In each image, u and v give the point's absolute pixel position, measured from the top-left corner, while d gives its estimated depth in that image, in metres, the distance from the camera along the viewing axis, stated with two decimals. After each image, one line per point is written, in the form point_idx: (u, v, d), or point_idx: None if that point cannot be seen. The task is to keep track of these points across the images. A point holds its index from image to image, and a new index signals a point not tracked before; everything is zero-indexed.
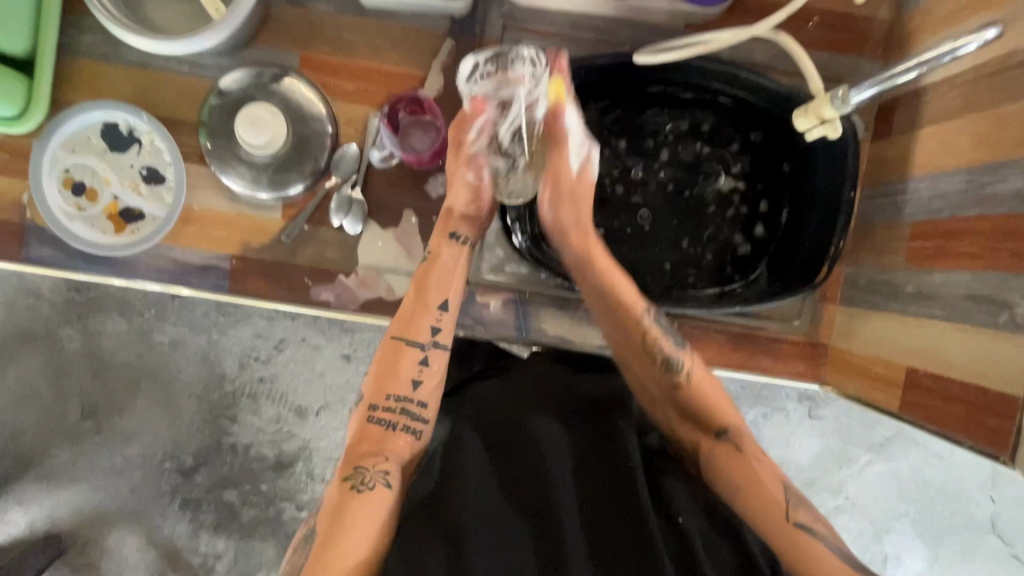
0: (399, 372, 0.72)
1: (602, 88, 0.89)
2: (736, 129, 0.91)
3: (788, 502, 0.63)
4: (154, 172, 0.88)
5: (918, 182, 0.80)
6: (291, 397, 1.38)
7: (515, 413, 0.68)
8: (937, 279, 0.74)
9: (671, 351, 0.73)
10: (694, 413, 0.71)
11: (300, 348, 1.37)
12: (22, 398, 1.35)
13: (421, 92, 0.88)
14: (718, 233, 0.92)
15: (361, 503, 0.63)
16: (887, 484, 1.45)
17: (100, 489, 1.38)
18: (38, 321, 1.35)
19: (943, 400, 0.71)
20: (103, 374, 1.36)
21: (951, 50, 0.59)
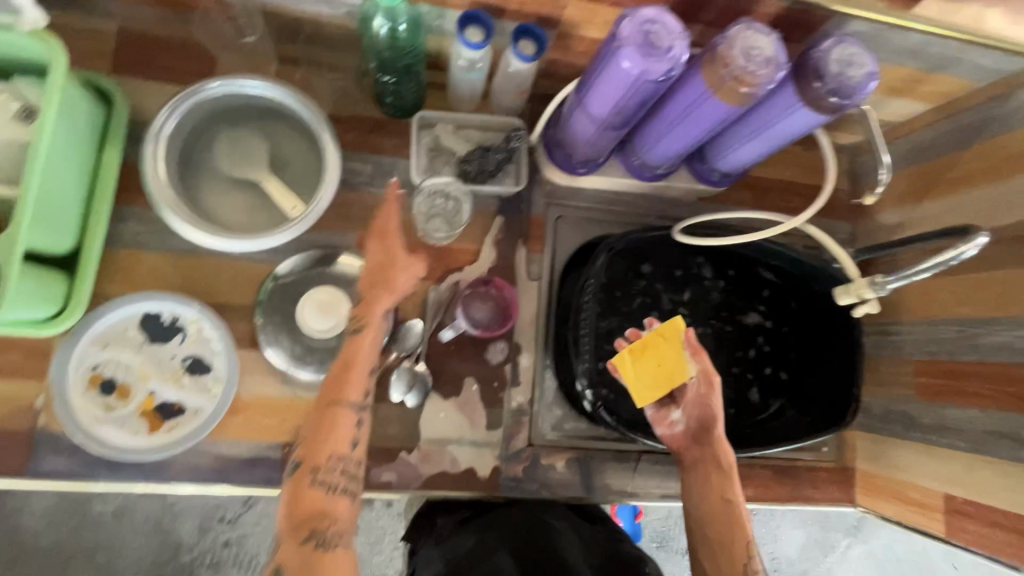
0: (340, 432, 0.70)
1: (637, 248, 0.98)
2: (751, 279, 1.04)
3: None
4: (200, 362, 0.82)
5: (910, 326, 0.95)
6: (261, 561, 1.19)
7: (535, 524, 0.79)
8: (951, 413, 0.87)
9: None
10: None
11: (273, 503, 1.19)
12: None
13: (491, 278, 0.93)
14: (744, 366, 1.02)
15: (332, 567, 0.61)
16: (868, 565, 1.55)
17: None
18: None
19: (986, 525, 0.82)
20: (21, 566, 1.11)
21: (956, 255, 0.73)
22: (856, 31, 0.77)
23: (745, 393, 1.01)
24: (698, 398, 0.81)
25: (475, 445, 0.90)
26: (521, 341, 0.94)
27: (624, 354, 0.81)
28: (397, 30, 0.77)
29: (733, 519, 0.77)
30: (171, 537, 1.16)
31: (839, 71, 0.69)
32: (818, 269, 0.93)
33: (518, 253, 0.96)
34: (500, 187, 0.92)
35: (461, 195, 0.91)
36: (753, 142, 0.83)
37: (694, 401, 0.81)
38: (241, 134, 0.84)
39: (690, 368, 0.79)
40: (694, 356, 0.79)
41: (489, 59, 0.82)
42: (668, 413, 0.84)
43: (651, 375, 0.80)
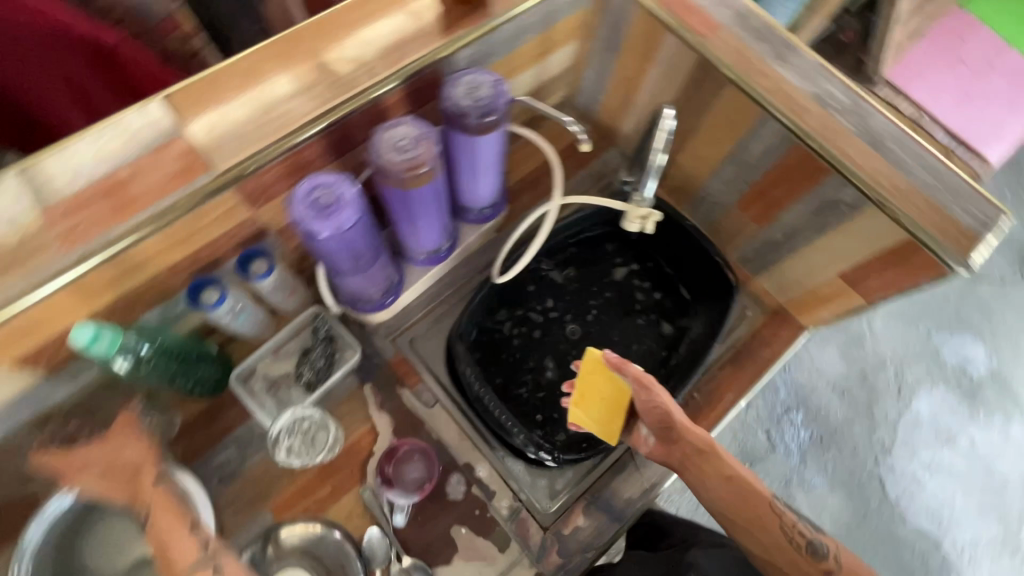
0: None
1: (487, 302, 1.01)
2: (593, 244, 1.11)
3: None
4: None
5: (708, 184, 1.05)
6: None
7: None
8: (784, 220, 0.95)
9: (808, 537, 0.72)
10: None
11: None
12: None
13: (393, 445, 0.94)
14: (637, 309, 1.11)
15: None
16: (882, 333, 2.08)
17: None
18: None
19: (877, 272, 0.87)
20: None
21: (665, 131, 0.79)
22: (467, 57, 0.87)
23: (654, 329, 1.09)
24: (647, 405, 0.76)
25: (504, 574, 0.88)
26: (468, 460, 0.94)
27: (573, 410, 0.81)
28: (140, 353, 0.77)
29: (745, 492, 0.73)
30: None
31: (473, 100, 0.77)
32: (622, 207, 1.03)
33: (403, 397, 0.97)
34: (343, 368, 0.95)
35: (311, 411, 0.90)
36: (476, 174, 0.91)
37: (644, 410, 0.77)
38: (107, 527, 0.83)
39: (626, 384, 0.78)
40: (621, 370, 0.77)
41: (244, 294, 0.86)
42: (639, 432, 0.80)
43: (604, 413, 0.80)
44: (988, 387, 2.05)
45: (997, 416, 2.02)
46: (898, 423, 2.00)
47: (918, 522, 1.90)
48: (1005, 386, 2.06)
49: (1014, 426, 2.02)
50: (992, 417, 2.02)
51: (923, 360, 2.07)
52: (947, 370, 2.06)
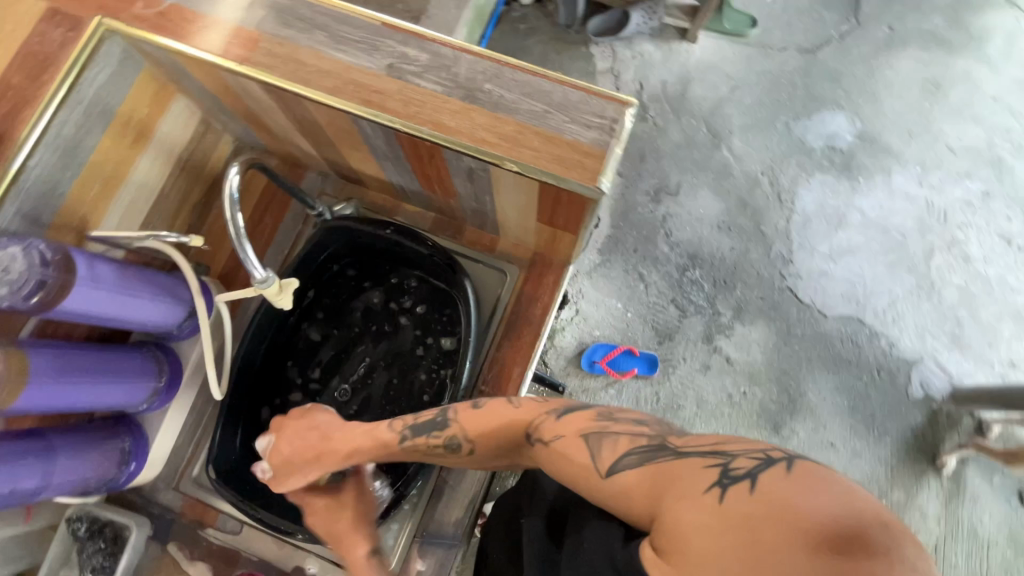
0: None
1: (248, 399, 0.99)
2: (334, 291, 1.06)
3: (593, 457, 0.54)
4: None
5: (394, 179, 0.95)
6: None
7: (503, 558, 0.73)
8: (462, 192, 0.87)
9: (443, 437, 0.71)
10: (495, 437, 0.67)
11: None
12: None
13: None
14: (404, 326, 1.04)
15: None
16: (747, 142, 1.85)
17: None
18: None
19: (557, 211, 0.80)
20: None
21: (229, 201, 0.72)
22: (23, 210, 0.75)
23: (425, 344, 1.03)
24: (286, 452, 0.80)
25: None
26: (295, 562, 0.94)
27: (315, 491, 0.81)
28: None
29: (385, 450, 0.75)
30: None
31: (2, 282, 0.64)
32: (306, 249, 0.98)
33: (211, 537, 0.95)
34: (131, 546, 0.90)
35: None
36: (120, 314, 0.79)
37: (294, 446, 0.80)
38: None
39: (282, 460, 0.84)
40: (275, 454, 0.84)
41: None
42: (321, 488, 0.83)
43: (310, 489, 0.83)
44: (861, 151, 1.84)
45: (875, 175, 1.83)
46: (790, 230, 1.80)
47: (837, 309, 1.74)
48: (876, 142, 1.85)
49: (895, 175, 1.83)
50: (873, 179, 1.83)
51: (792, 157, 1.84)
52: (817, 156, 1.84)
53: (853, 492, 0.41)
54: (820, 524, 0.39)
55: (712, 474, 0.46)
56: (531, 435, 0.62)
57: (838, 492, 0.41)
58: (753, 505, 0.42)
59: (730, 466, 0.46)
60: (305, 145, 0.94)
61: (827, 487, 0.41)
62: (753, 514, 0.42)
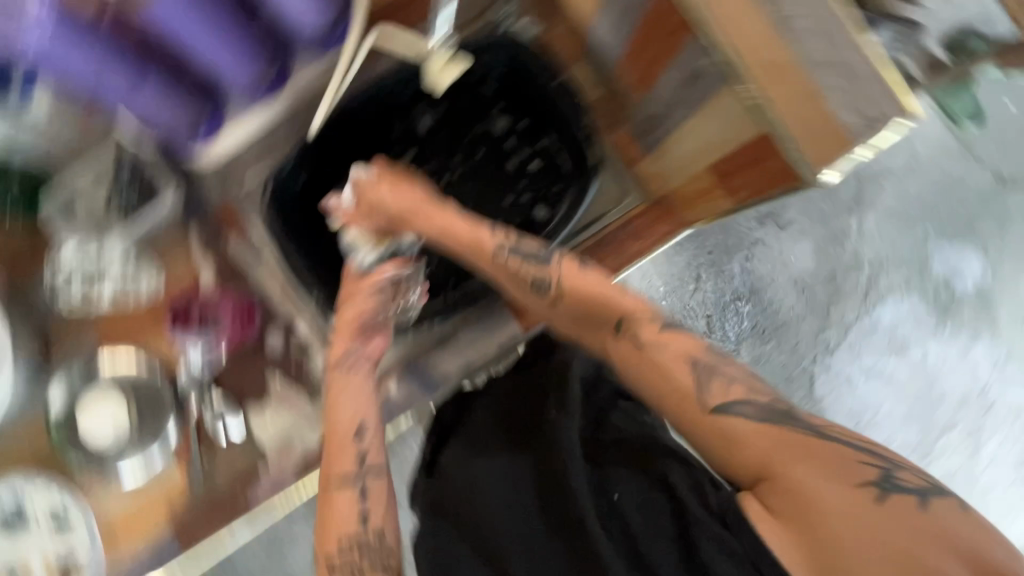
0: (339, 518, 0.64)
1: (334, 141, 0.92)
2: (465, 98, 0.96)
3: (700, 382, 0.57)
4: (59, 522, 0.85)
5: (597, 30, 0.84)
6: None
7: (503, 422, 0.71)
8: (664, 88, 0.77)
9: (535, 273, 0.72)
10: (580, 302, 0.69)
11: None
12: None
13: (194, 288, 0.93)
14: (512, 175, 0.97)
15: (378, 500, 0.65)
16: (888, 225, 1.56)
17: None
18: None
19: (742, 169, 0.71)
20: None
21: None
22: None
23: (519, 205, 0.96)
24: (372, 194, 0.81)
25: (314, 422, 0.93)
26: (290, 314, 0.95)
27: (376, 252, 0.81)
28: None
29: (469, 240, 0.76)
30: None
31: None
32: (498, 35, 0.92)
33: (233, 246, 0.95)
34: (159, 209, 0.91)
35: (123, 274, 0.90)
36: None
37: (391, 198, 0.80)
38: None
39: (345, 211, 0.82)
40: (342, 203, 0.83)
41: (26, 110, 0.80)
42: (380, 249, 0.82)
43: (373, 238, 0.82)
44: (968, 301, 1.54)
45: (963, 332, 1.53)
46: (851, 330, 1.52)
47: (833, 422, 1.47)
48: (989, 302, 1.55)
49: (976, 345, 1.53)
50: (959, 330, 1.54)
51: (904, 268, 1.54)
52: (929, 282, 1.53)
53: (1004, 540, 0.45)
54: (972, 552, 0.44)
55: (867, 470, 0.49)
56: (619, 321, 0.65)
57: (1000, 545, 0.45)
58: (918, 514, 0.46)
59: (893, 473, 0.49)
60: None
61: (990, 537, 0.45)
62: (917, 524, 0.46)
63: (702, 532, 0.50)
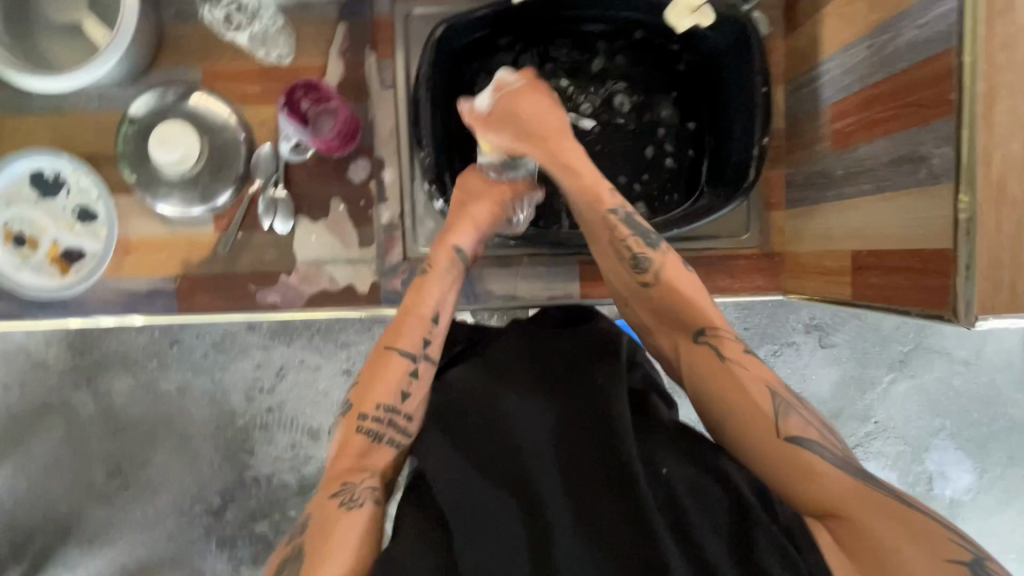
0: (385, 383, 0.64)
1: (515, 21, 0.87)
2: (650, 70, 0.94)
3: (778, 412, 0.56)
4: (86, 210, 0.90)
5: (829, 63, 0.77)
6: (301, 421, 1.42)
7: (530, 359, 0.67)
8: (861, 154, 0.72)
9: (637, 249, 0.69)
10: (669, 304, 0.67)
11: (300, 372, 1.40)
12: (48, 470, 1.40)
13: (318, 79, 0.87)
14: (649, 154, 0.93)
15: (419, 387, 0.65)
16: (917, 401, 1.29)
17: (134, 542, 1.41)
18: (48, 392, 1.40)
19: (889, 272, 0.68)
20: (118, 430, 1.41)
21: None
22: None
23: (638, 185, 0.93)
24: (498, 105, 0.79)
25: (351, 263, 0.92)
26: (383, 155, 0.91)
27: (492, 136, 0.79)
28: None
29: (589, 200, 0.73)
30: (225, 405, 1.41)
31: None
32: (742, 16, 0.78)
33: (368, 61, 0.89)
34: None
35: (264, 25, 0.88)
36: None
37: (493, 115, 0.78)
38: None
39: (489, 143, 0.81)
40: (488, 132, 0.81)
41: None
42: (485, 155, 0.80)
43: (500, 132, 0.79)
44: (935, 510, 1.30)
45: None
46: None
47: None
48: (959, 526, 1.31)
49: None
50: None
51: (903, 443, 1.29)
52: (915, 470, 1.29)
53: None
54: None
55: (955, 547, 0.45)
56: (704, 330, 0.64)
57: None
58: None
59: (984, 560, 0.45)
60: None
61: None
62: None
63: (763, 533, 0.50)
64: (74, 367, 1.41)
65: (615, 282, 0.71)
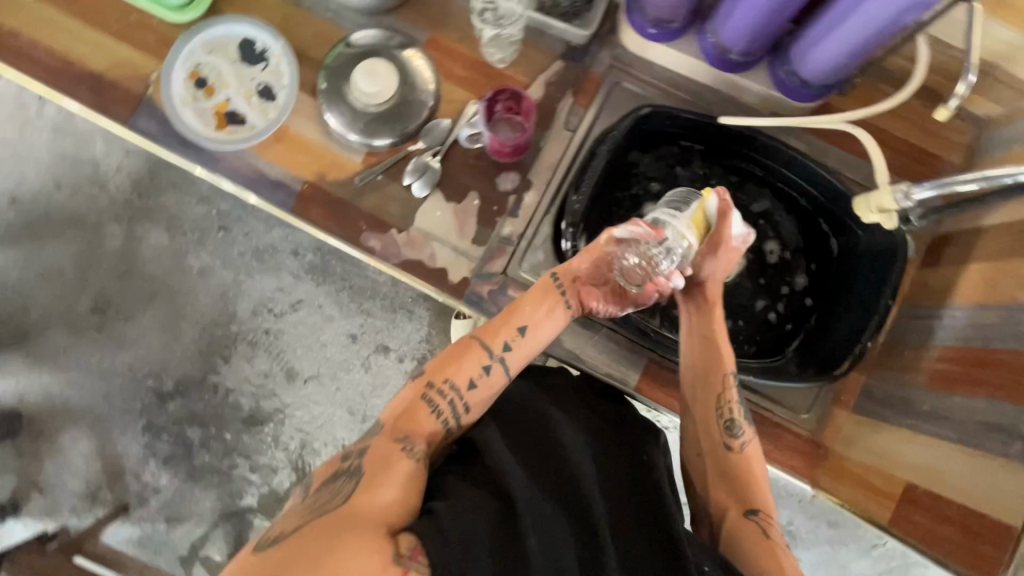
0: (462, 367, 0.67)
1: (710, 137, 0.96)
2: (794, 235, 1.01)
3: None
4: (268, 90, 0.98)
5: (952, 312, 0.82)
6: (287, 357, 1.49)
7: (583, 409, 0.71)
8: (953, 402, 0.74)
9: (733, 420, 0.73)
10: (736, 476, 0.70)
11: (314, 315, 1.48)
12: (44, 276, 1.49)
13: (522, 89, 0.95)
14: (757, 302, 0.99)
15: (488, 387, 0.67)
16: None
17: (79, 382, 1.49)
18: (91, 212, 1.49)
19: (943, 522, 0.71)
20: (127, 278, 1.49)
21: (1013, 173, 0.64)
22: None
23: (735, 321, 0.98)
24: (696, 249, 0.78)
25: (456, 251, 0.96)
26: (533, 179, 0.97)
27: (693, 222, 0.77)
28: None
29: (713, 356, 0.76)
30: (230, 306, 1.49)
31: None
32: (903, 245, 0.84)
33: (564, 100, 0.97)
34: (570, 30, 0.94)
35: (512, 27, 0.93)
36: (831, 41, 0.79)
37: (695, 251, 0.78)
38: None
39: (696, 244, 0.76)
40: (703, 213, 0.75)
41: None
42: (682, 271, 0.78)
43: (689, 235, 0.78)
44: None
45: None
46: None
47: None
48: None
49: None
50: None
51: None
52: None
53: None
54: None
55: None
56: (757, 511, 0.67)
57: None
58: None
59: None
60: (1007, 210, 0.79)
61: None
62: None
63: None
64: (129, 202, 1.49)
65: (698, 435, 0.74)
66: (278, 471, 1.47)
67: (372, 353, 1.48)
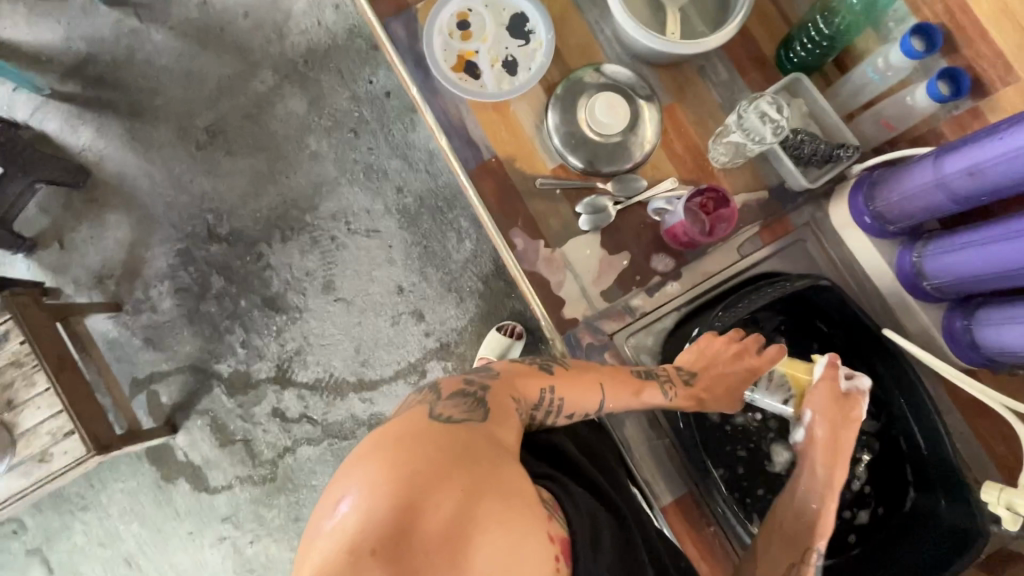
0: (582, 391, 0.76)
1: (857, 340, 0.97)
2: (879, 467, 0.99)
3: None
4: (513, 64, 1.02)
5: None
6: (335, 273, 1.51)
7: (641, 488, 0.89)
8: None
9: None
10: None
11: (379, 252, 1.51)
12: (188, 77, 1.54)
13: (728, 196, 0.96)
14: None
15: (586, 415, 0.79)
16: None
17: (152, 179, 1.53)
18: (259, 50, 1.55)
19: None
20: (252, 121, 1.54)
21: None
22: None
23: None
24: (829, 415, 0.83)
25: (582, 292, 0.99)
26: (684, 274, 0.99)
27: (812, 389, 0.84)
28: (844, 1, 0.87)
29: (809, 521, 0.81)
30: (318, 199, 1.52)
31: None
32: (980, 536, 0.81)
33: (751, 226, 1.00)
34: (794, 174, 0.96)
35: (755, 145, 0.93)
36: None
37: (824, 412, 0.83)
38: None
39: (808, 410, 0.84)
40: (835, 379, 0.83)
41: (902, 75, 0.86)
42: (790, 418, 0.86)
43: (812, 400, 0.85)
44: None
45: None
46: None
47: None
48: None
49: None
50: None
51: None
52: None
53: None
54: None
55: None
56: None
57: None
58: None
59: None
60: None
61: None
62: None
63: None
64: (298, 63, 1.54)
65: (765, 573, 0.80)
66: (263, 359, 1.49)
67: (407, 313, 1.50)
